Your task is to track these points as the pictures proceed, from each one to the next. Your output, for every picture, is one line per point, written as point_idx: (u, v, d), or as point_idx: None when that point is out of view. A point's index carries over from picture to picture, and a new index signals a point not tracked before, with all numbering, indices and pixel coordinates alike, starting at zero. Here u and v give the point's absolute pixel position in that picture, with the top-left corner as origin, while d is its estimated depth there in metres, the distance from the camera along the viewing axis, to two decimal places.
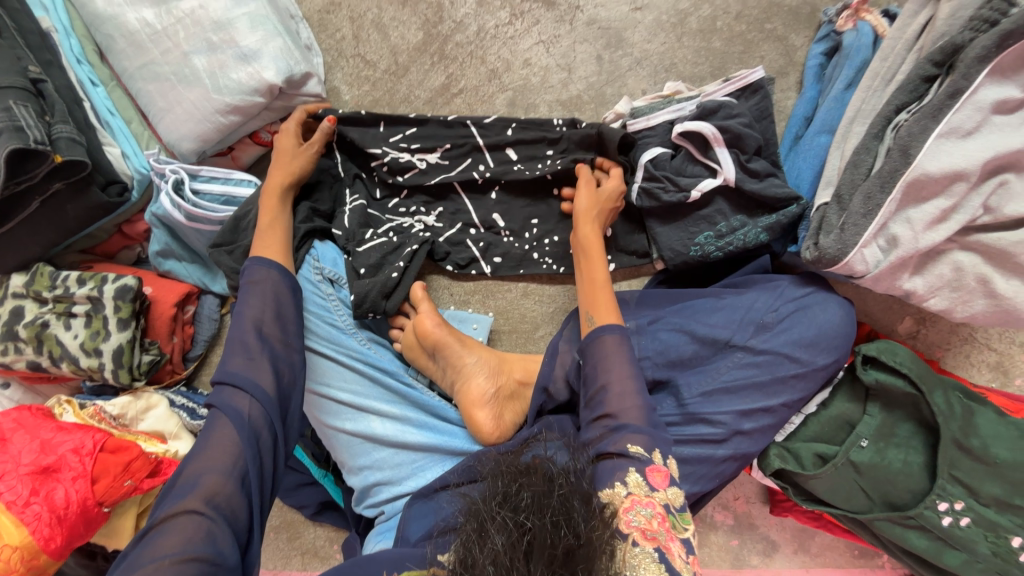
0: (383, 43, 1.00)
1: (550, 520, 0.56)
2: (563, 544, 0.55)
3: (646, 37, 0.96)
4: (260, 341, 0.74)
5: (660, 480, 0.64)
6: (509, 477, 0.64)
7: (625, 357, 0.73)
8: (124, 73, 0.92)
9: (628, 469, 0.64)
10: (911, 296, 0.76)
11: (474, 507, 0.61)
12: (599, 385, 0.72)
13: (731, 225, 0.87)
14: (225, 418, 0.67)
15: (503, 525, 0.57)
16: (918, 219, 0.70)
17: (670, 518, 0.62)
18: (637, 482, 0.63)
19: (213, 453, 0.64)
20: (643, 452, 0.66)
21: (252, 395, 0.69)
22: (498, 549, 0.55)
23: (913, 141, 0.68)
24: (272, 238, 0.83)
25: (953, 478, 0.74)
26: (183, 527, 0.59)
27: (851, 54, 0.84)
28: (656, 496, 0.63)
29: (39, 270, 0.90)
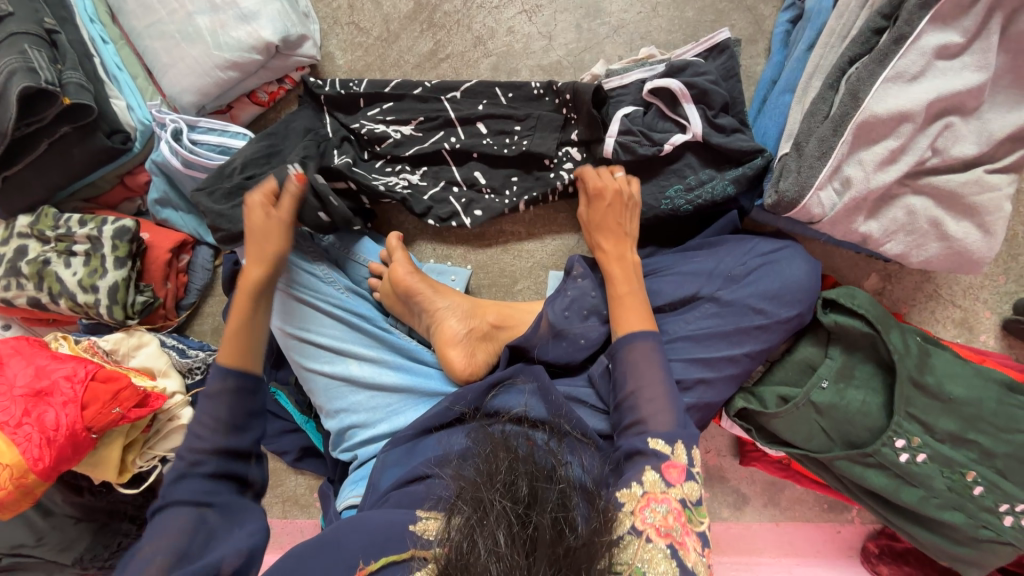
0: (376, 12, 1.07)
1: (552, 517, 0.58)
2: (563, 543, 0.56)
3: (623, 7, 1.02)
4: (228, 431, 0.69)
5: (676, 475, 0.66)
6: (507, 462, 0.64)
7: (654, 361, 0.76)
8: (133, 32, 0.98)
9: (644, 468, 0.67)
10: (868, 241, 0.79)
11: (473, 493, 0.61)
12: (627, 391, 0.74)
13: (699, 178, 0.91)
14: (181, 508, 0.65)
15: (505, 517, 0.58)
16: (869, 161, 0.74)
17: (685, 513, 0.64)
18: (654, 480, 0.66)
19: (162, 538, 0.62)
20: (664, 449, 0.68)
21: (207, 482, 0.67)
22: (500, 543, 0.56)
23: (862, 85, 0.73)
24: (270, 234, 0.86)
25: (910, 416, 0.76)
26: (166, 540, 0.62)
27: (813, 17, 0.88)
28: (672, 491, 0.65)
29: (44, 212, 0.95)
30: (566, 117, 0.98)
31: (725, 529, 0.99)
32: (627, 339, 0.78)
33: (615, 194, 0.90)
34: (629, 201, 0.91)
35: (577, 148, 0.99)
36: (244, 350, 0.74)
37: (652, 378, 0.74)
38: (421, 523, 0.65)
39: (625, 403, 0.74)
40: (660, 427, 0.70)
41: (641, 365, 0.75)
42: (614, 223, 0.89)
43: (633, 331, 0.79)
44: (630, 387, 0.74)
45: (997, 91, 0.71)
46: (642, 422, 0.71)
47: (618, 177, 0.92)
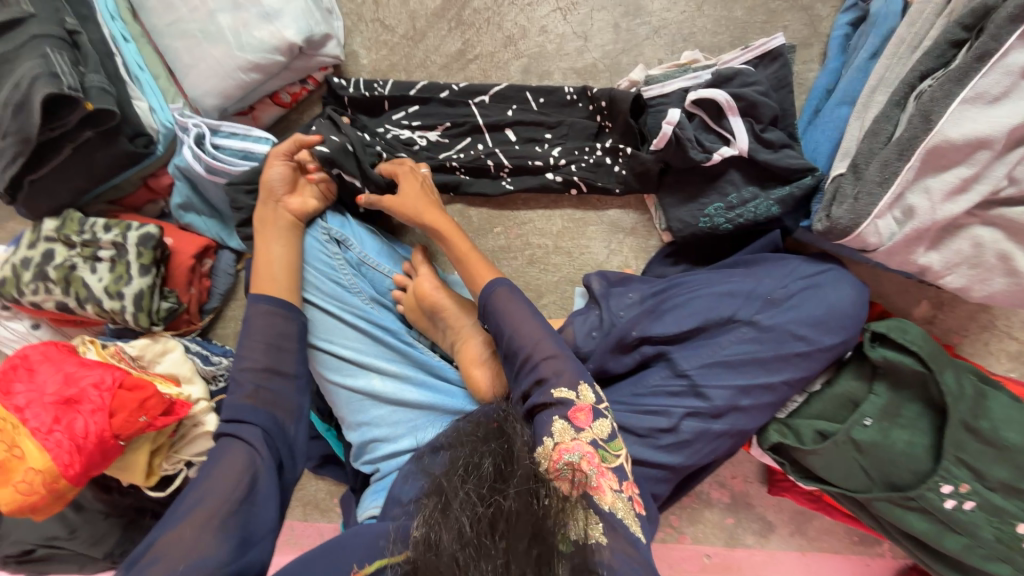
0: (403, 8, 1.02)
1: (518, 489, 0.55)
2: (529, 518, 0.53)
3: (666, 5, 0.95)
4: (270, 353, 0.77)
5: (583, 419, 0.63)
6: (470, 449, 0.62)
7: (516, 304, 0.72)
8: (154, 29, 0.95)
9: (553, 417, 0.63)
10: (926, 273, 0.74)
11: (438, 486, 0.59)
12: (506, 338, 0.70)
13: (742, 197, 0.85)
14: (236, 452, 0.70)
15: (469, 499, 0.55)
16: (936, 189, 0.68)
17: (598, 453, 0.61)
18: (562, 428, 0.62)
19: (217, 478, 0.67)
20: (568, 394, 0.64)
21: (261, 432, 0.73)
22: (465, 524, 0.53)
23: (935, 106, 0.66)
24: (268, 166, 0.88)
25: (960, 461, 0.72)
26: (221, 484, 0.67)
27: (878, 22, 0.81)
28: (582, 437, 0.61)
29: (69, 215, 0.95)
30: (600, 124, 0.94)
31: (748, 555, 0.97)
32: (487, 288, 0.74)
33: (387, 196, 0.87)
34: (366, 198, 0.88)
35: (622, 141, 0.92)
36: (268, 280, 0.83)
37: (521, 316, 0.70)
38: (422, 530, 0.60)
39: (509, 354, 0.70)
40: (549, 369, 0.66)
41: (507, 309, 0.71)
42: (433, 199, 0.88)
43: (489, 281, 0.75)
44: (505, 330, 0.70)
45: None
46: (533, 366, 0.67)
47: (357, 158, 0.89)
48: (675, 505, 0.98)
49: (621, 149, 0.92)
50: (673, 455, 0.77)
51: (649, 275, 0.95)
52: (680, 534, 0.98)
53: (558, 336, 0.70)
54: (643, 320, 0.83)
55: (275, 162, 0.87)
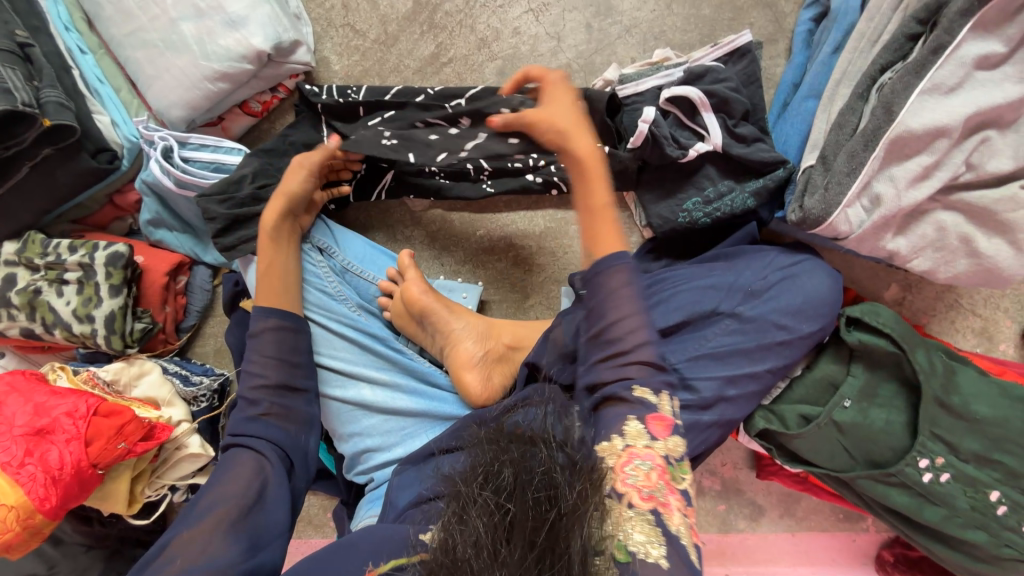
0: (373, 12, 1.00)
1: (534, 498, 0.54)
2: (545, 519, 0.52)
3: (636, 4, 0.96)
4: (281, 369, 0.78)
5: (661, 430, 0.62)
6: (490, 453, 0.61)
7: (633, 288, 0.66)
8: (113, 40, 0.92)
9: (627, 417, 0.62)
10: (895, 257, 0.76)
11: (457, 490, 0.58)
12: (604, 323, 0.66)
13: (718, 190, 0.87)
14: (245, 460, 0.70)
15: (485, 505, 0.54)
16: (901, 177, 0.71)
17: (669, 470, 0.60)
18: (637, 433, 0.61)
19: (226, 485, 0.67)
20: (651, 397, 0.63)
21: (270, 444, 0.73)
22: (479, 530, 0.53)
23: (896, 98, 0.69)
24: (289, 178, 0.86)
25: (934, 435, 0.75)
26: (230, 491, 0.66)
27: (839, 17, 0.84)
28: (656, 446, 0.61)
29: (30, 237, 0.90)
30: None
31: (741, 539, 0.99)
32: (604, 260, 0.66)
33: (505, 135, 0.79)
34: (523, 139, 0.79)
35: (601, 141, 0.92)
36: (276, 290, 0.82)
37: (631, 305, 0.65)
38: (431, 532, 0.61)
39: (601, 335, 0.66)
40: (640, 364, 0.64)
41: (616, 290, 0.65)
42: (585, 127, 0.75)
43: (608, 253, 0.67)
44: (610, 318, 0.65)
45: None
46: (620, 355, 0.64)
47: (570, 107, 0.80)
48: None
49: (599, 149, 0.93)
50: None
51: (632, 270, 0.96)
52: None
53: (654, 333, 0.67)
54: None
55: (299, 176, 0.87)
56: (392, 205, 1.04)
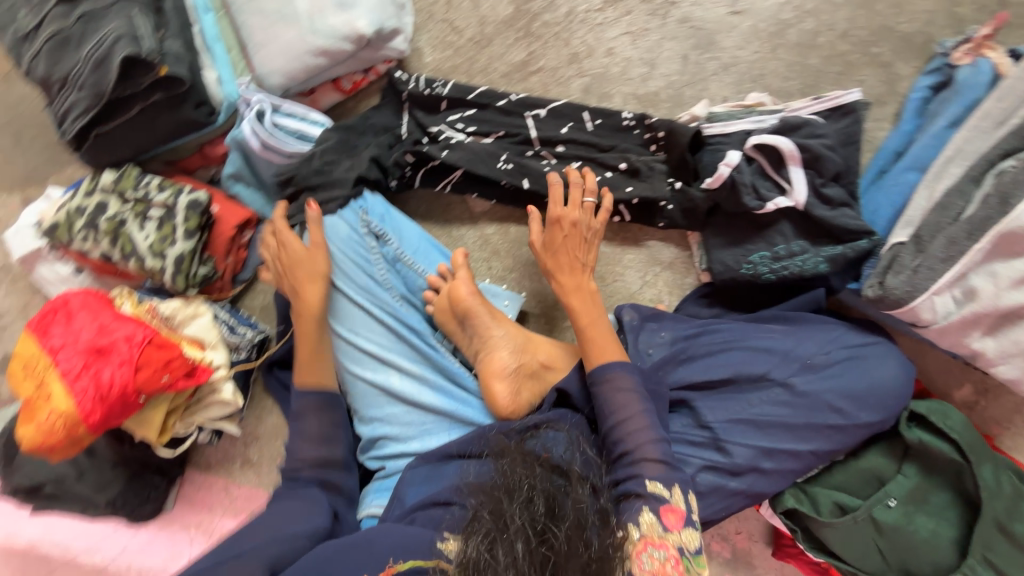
0: (473, 12, 1.02)
1: (568, 533, 0.60)
2: (578, 557, 0.58)
3: (739, 43, 0.93)
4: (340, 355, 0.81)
5: (674, 522, 0.66)
6: (525, 475, 0.66)
7: (634, 392, 0.73)
8: (234, 4, 0.98)
9: (642, 508, 0.67)
10: (978, 358, 0.71)
11: (495, 505, 0.63)
12: (612, 421, 0.72)
13: (790, 249, 0.83)
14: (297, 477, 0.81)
15: (525, 530, 0.60)
16: (1004, 275, 0.65)
17: (683, 561, 0.63)
18: (652, 523, 0.65)
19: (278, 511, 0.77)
20: (663, 491, 0.67)
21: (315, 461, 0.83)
22: (520, 553, 0.58)
23: (1014, 190, 0.63)
24: (314, 259, 0.87)
25: (986, 560, 0.69)
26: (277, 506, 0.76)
27: (964, 90, 0.77)
28: (669, 538, 0.65)
29: (127, 171, 0.98)
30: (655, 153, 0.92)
31: None
32: (604, 368, 0.75)
33: (574, 228, 0.84)
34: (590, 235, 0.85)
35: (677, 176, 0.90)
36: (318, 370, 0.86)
37: (631, 408, 0.72)
38: (444, 541, 0.66)
39: (609, 435, 0.73)
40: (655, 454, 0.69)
41: (617, 396, 0.73)
42: (573, 251, 0.84)
43: (609, 360, 0.76)
44: (613, 419, 0.72)
45: None
46: (629, 453, 0.70)
47: (586, 204, 0.85)
48: None
49: (672, 183, 0.90)
50: None
51: (681, 313, 0.93)
52: None
53: (660, 428, 0.72)
54: (673, 366, 0.81)
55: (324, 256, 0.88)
56: (453, 201, 1.05)
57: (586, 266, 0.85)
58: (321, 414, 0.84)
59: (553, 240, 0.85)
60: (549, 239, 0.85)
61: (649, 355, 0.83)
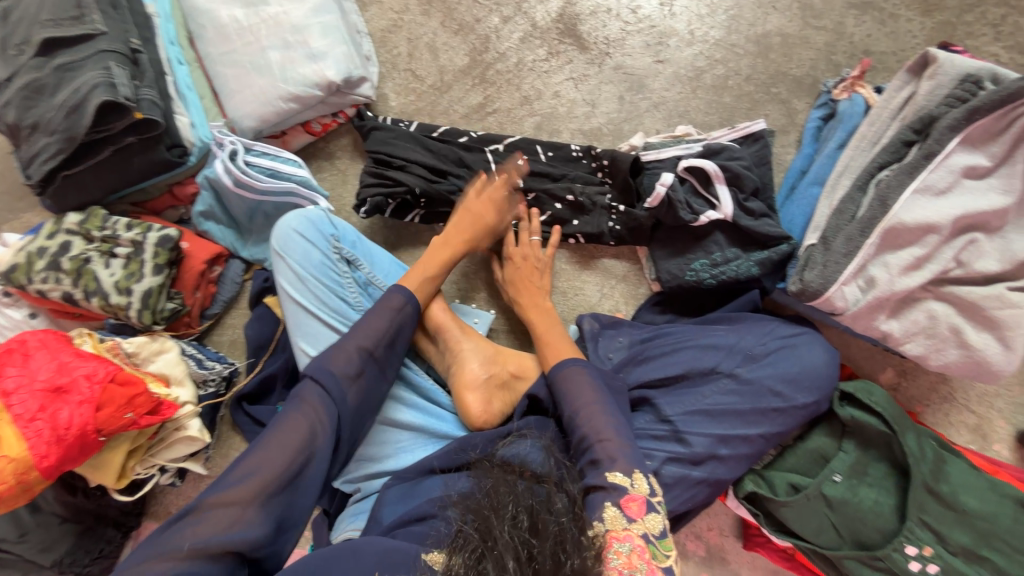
0: (433, 63, 1.14)
1: (552, 548, 0.60)
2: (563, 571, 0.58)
3: (665, 86, 1.08)
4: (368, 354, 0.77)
5: (636, 511, 0.68)
6: (507, 491, 0.67)
7: (591, 384, 0.81)
8: (208, 57, 1.06)
9: (605, 504, 0.69)
10: (888, 338, 0.81)
11: (483, 526, 0.62)
12: (570, 412, 0.79)
13: (725, 256, 0.94)
14: (293, 431, 0.68)
15: (512, 546, 0.59)
16: (894, 264, 0.77)
17: (649, 549, 0.66)
18: (614, 517, 0.68)
19: (278, 451, 0.65)
20: (625, 482, 0.70)
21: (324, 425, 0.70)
22: (507, 569, 0.58)
23: (890, 193, 0.76)
24: (485, 211, 0.96)
25: (923, 523, 0.75)
26: (280, 450, 0.66)
27: (845, 119, 0.94)
28: (634, 528, 0.67)
29: (93, 212, 0.99)
30: (601, 179, 1.02)
31: None
32: (558, 366, 0.84)
33: (527, 260, 1.00)
34: (541, 263, 1.00)
35: (618, 200, 1.01)
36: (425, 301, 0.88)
37: (587, 398, 0.79)
38: (432, 553, 0.64)
39: (569, 425, 0.79)
40: (612, 445, 0.74)
41: (574, 389, 0.80)
42: (531, 279, 1.00)
43: (562, 360, 0.85)
44: (570, 407, 0.79)
45: None
46: (587, 438, 0.75)
47: (533, 241, 1.01)
48: None
49: (615, 207, 1.00)
50: None
51: (639, 320, 1.02)
52: None
53: (619, 418, 0.78)
54: (632, 367, 0.90)
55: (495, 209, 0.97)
56: (422, 230, 1.11)
57: (544, 288, 0.99)
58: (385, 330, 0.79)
59: (512, 271, 1.00)
60: (508, 274, 1.00)
61: (610, 359, 0.93)
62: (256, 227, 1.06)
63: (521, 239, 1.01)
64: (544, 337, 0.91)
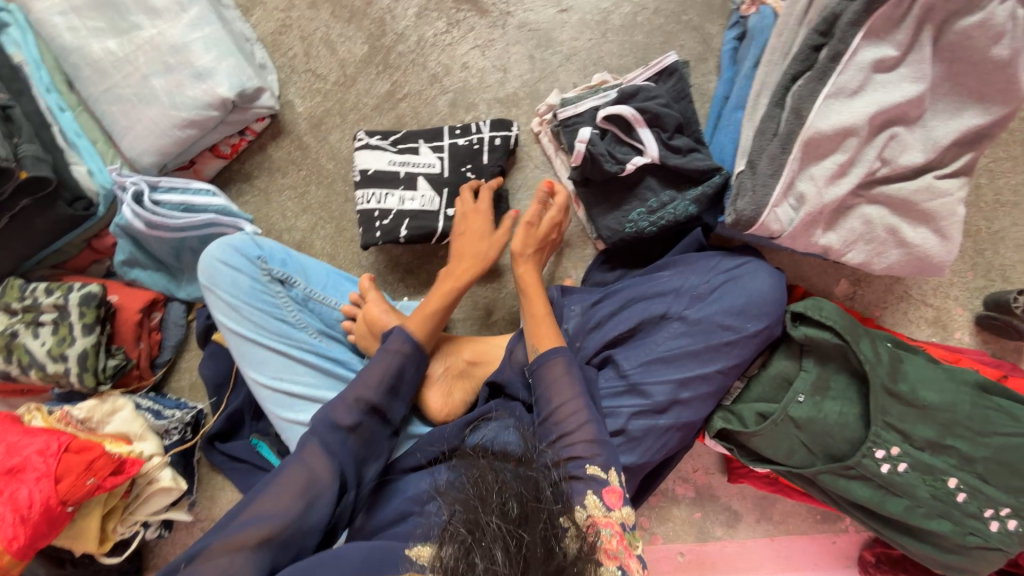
0: (332, 57, 1.08)
1: (543, 535, 0.59)
2: (554, 563, 0.57)
3: (574, 35, 1.03)
4: (384, 380, 0.75)
5: (614, 500, 0.69)
6: (495, 480, 0.65)
7: (573, 377, 0.75)
8: (91, 98, 0.99)
9: (587, 492, 0.69)
10: (829, 252, 0.79)
11: (471, 514, 0.62)
12: (549, 409, 0.74)
13: (661, 200, 0.91)
14: (299, 469, 0.67)
15: (500, 536, 0.59)
16: (820, 175, 0.75)
17: (626, 537, 0.67)
18: (596, 504, 0.68)
19: (280, 493, 0.65)
20: (601, 473, 0.70)
21: (340, 462, 0.69)
22: (497, 560, 0.57)
23: (804, 103, 0.74)
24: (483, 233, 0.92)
25: (887, 425, 0.76)
26: (289, 488, 0.65)
27: (756, 34, 0.90)
28: (613, 516, 0.67)
29: (8, 283, 0.95)
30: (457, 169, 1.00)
31: (719, 548, 0.98)
32: (542, 354, 0.77)
33: (553, 230, 0.92)
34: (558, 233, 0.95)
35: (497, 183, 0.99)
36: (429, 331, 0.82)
37: (568, 393, 0.74)
38: (416, 548, 0.64)
39: (546, 422, 0.74)
40: (592, 437, 0.72)
41: (557, 383, 0.75)
42: (544, 251, 0.92)
43: (549, 346, 0.78)
44: (549, 403, 0.74)
45: (936, 99, 0.73)
46: (565, 434, 0.72)
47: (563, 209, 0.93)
48: (643, 506, 0.99)
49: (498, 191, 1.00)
50: (626, 454, 0.79)
51: (589, 282, 1.00)
52: (651, 535, 0.99)
53: (596, 414, 0.74)
54: (590, 336, 0.87)
55: (493, 241, 0.92)
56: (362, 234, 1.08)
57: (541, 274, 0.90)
58: (395, 359, 0.76)
59: (543, 241, 0.91)
60: (531, 241, 0.89)
61: (564, 330, 0.88)
62: (187, 265, 1.03)
63: (558, 208, 0.92)
64: (534, 312, 0.83)
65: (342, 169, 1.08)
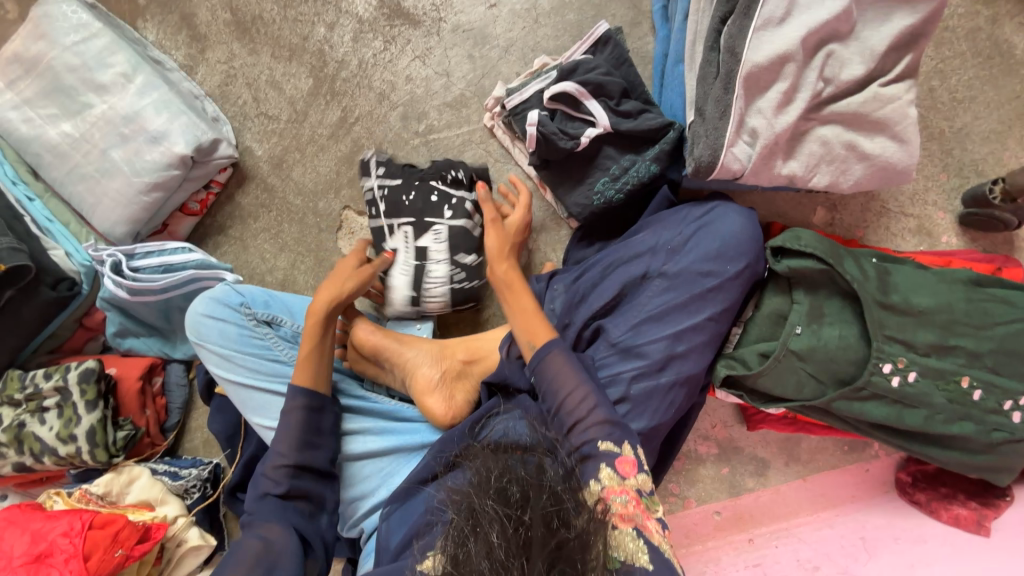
0: (280, 97, 1.10)
1: (544, 512, 0.58)
2: (557, 537, 0.57)
3: (507, 27, 1.05)
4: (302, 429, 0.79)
5: (629, 469, 0.67)
6: (497, 469, 0.65)
7: (571, 365, 0.75)
8: (56, 182, 1.02)
9: (600, 467, 0.68)
10: (795, 180, 0.79)
11: (469, 503, 0.62)
12: (554, 402, 0.73)
13: (622, 166, 0.91)
14: (252, 544, 0.70)
15: (497, 519, 0.59)
16: (767, 107, 0.75)
17: (643, 501, 0.66)
18: (610, 476, 0.67)
19: (239, 570, 0.67)
20: (614, 447, 0.69)
21: (290, 525, 0.74)
22: (494, 544, 0.57)
23: (736, 41, 0.75)
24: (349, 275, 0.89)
25: (888, 338, 0.75)
26: (245, 561, 0.68)
27: None
28: (628, 484, 0.66)
29: (9, 375, 0.96)
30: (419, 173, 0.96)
31: (755, 499, 0.97)
32: (541, 349, 0.76)
33: (512, 229, 0.93)
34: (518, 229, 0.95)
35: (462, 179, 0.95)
36: (316, 376, 0.82)
37: (571, 381, 0.73)
38: (424, 560, 0.64)
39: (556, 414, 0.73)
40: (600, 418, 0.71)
41: (557, 374, 0.74)
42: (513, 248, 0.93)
43: (543, 341, 0.78)
44: (554, 396, 0.73)
45: (863, 10, 0.74)
46: (579, 421, 0.71)
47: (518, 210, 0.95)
48: (670, 472, 0.98)
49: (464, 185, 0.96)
50: (636, 421, 0.79)
51: (570, 261, 1.00)
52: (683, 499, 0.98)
53: (602, 395, 0.73)
54: (578, 311, 0.87)
55: (360, 277, 0.90)
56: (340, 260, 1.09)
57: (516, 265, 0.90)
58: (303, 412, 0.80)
59: (516, 236, 0.93)
60: (496, 243, 0.90)
61: (553, 311, 0.88)
62: (177, 326, 1.04)
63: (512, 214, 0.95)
64: (522, 308, 0.83)
65: (310, 202, 1.10)
